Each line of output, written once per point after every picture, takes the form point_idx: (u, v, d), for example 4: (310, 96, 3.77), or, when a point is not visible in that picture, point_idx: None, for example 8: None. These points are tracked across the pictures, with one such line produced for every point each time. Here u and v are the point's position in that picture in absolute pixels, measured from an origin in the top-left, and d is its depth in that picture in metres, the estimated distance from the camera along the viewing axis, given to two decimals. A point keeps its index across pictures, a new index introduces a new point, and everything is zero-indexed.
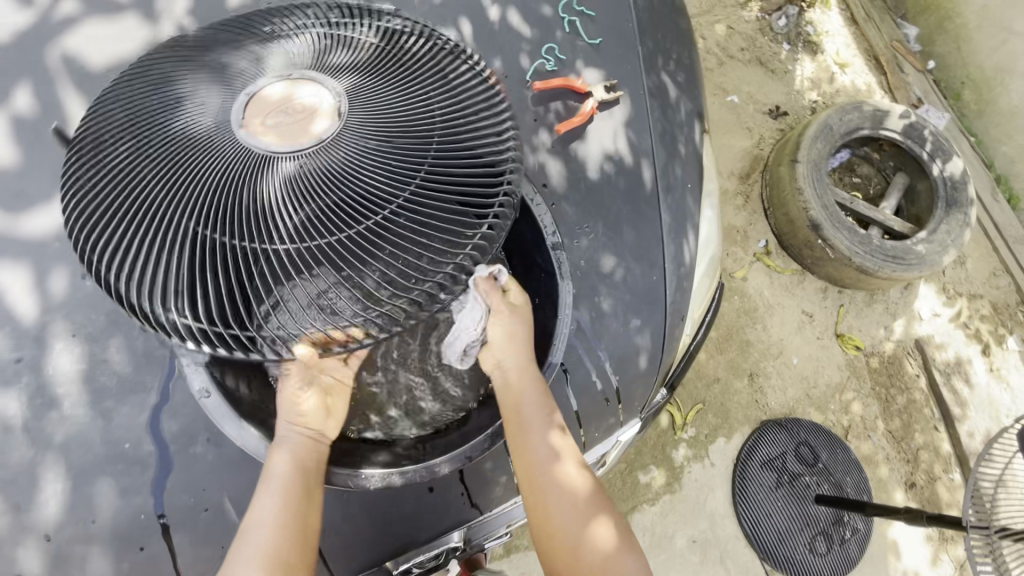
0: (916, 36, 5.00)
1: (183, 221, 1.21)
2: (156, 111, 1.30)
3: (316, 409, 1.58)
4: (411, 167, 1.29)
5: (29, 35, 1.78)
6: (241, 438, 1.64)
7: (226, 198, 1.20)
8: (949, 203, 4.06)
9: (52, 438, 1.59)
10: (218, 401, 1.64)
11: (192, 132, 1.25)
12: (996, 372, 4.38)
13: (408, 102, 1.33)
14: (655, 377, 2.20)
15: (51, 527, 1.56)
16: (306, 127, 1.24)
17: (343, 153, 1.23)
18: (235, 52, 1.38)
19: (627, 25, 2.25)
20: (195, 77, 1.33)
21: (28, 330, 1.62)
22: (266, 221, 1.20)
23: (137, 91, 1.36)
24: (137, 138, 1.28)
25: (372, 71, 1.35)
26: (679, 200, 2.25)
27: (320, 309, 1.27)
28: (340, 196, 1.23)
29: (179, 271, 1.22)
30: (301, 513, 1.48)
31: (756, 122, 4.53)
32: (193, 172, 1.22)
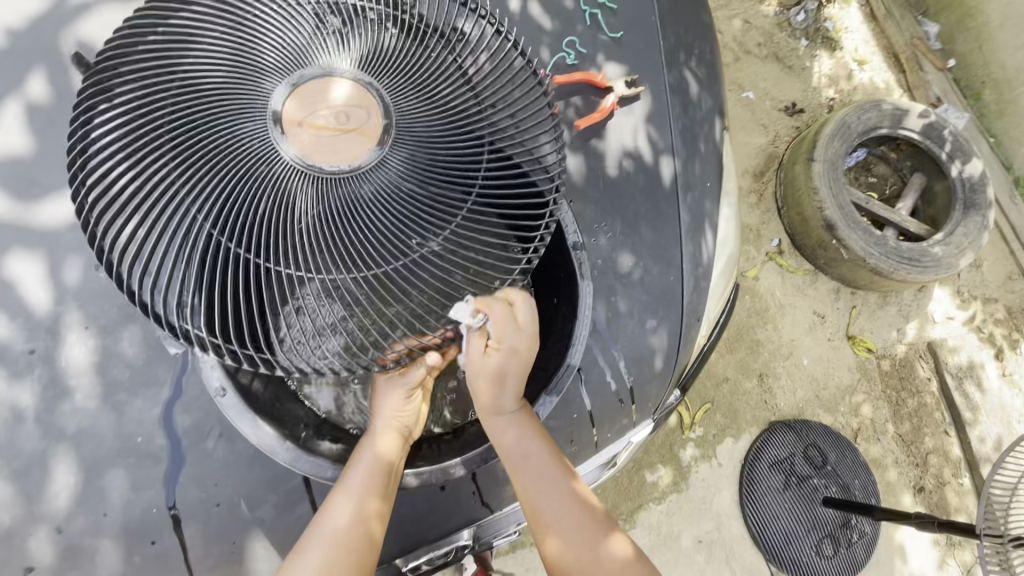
0: (937, 33, 4.89)
1: (218, 229, 1.18)
2: (183, 107, 1.21)
3: (413, 414, 1.60)
4: (459, 196, 1.28)
5: (42, 19, 1.73)
6: (255, 435, 1.59)
7: (256, 213, 1.17)
8: (967, 205, 3.99)
9: (65, 430, 1.58)
10: (234, 399, 1.59)
11: (219, 134, 1.18)
12: (1009, 377, 4.33)
13: (457, 119, 1.29)
14: (669, 378, 2.18)
15: (63, 518, 1.55)
16: (344, 138, 1.20)
17: (381, 174, 1.20)
18: (250, 25, 1.25)
19: (648, 20, 2.20)
20: (213, 57, 1.22)
21: (40, 321, 1.60)
22: (299, 239, 1.17)
23: (147, 62, 1.24)
24: (166, 141, 1.20)
25: (414, 80, 1.28)
26: (698, 199, 2.21)
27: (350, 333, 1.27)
28: (376, 219, 1.20)
29: (201, 281, 1.21)
30: (377, 510, 1.51)
31: (771, 120, 4.46)
32: (232, 189, 1.17)
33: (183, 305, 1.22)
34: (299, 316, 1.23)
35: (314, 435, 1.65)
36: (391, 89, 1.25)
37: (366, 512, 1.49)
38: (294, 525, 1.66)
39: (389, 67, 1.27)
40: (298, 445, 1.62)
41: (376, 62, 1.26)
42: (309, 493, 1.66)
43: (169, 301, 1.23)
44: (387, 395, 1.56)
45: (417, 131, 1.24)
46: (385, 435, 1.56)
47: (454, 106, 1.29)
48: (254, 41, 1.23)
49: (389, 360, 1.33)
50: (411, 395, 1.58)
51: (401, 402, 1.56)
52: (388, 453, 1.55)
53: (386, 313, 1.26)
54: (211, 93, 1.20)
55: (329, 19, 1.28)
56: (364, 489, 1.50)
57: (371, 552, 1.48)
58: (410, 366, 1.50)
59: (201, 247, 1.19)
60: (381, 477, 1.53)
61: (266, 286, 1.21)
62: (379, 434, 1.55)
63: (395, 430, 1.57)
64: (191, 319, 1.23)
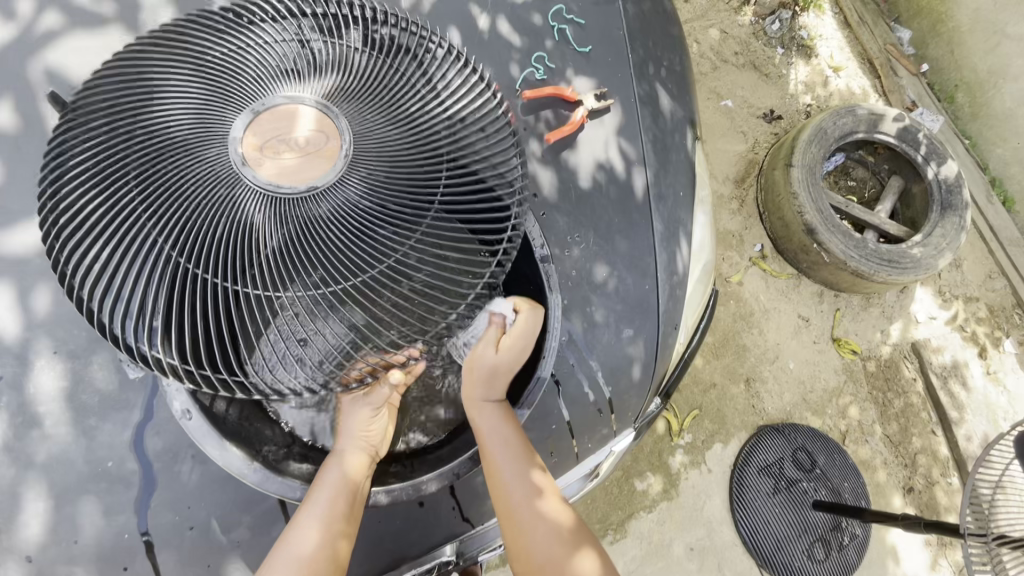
0: (910, 39, 5.01)
1: (179, 253, 1.19)
2: (147, 135, 1.22)
3: (380, 430, 1.61)
4: (421, 208, 1.28)
5: (11, 48, 1.73)
6: (223, 458, 1.60)
7: (216, 236, 1.17)
8: (945, 206, 4.05)
9: (34, 458, 1.55)
10: (201, 423, 1.59)
11: (180, 160, 1.19)
12: (994, 375, 4.38)
13: (417, 135, 1.30)
14: (648, 386, 2.20)
15: (34, 548, 1.53)
16: (303, 161, 1.21)
17: (340, 194, 1.20)
18: (217, 54, 1.28)
19: (616, 33, 2.24)
20: (178, 87, 1.24)
21: (9, 348, 1.59)
22: (259, 261, 1.17)
23: (116, 98, 1.28)
24: (128, 171, 1.22)
25: (377, 98, 1.30)
26: (671, 208, 2.24)
27: (318, 353, 1.30)
28: (337, 239, 1.20)
29: (162, 305, 1.20)
30: (342, 528, 1.50)
31: (750, 127, 4.53)
32: (191, 214, 1.17)
33: (147, 331, 1.23)
34: (262, 334, 1.24)
35: (285, 455, 1.65)
36: (357, 109, 1.27)
37: (331, 529, 1.48)
38: (268, 547, 1.64)
39: (353, 83, 1.29)
40: (266, 466, 1.62)
41: (341, 82, 1.29)
42: (284, 513, 1.65)
43: (134, 326, 1.24)
44: (354, 414, 1.56)
45: (376, 150, 1.25)
46: (352, 453, 1.56)
47: (417, 123, 1.31)
48: (220, 68, 1.26)
49: (353, 376, 1.38)
50: (378, 412, 1.60)
51: (367, 420, 1.58)
52: (356, 469, 1.55)
53: (352, 327, 1.29)
54: (171, 122, 1.22)
55: (294, 44, 1.32)
56: (330, 505, 1.50)
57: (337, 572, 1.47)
58: (376, 385, 1.52)
59: (162, 272, 1.19)
60: (345, 496, 1.52)
61: (228, 308, 1.21)
62: (344, 449, 1.56)
63: (362, 449, 1.57)
64: (154, 342, 1.24)
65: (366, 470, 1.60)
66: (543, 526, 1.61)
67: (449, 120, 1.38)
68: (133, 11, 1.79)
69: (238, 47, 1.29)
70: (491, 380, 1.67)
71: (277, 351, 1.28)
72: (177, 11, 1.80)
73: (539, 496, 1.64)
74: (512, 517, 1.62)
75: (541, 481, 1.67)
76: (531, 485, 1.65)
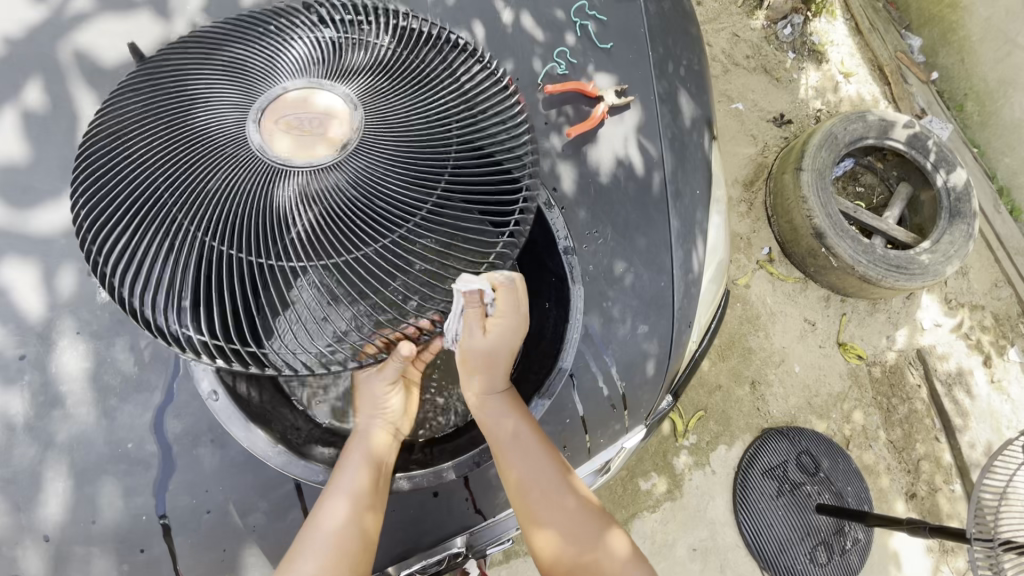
0: (920, 47, 5.01)
1: (198, 227, 1.19)
2: (175, 120, 1.25)
3: (397, 408, 1.62)
4: (431, 179, 1.28)
5: (41, 31, 1.73)
6: (248, 440, 1.59)
7: (236, 208, 1.17)
8: (953, 214, 4.06)
9: (55, 437, 1.56)
10: (227, 404, 1.60)
11: (205, 141, 1.22)
12: (998, 384, 4.39)
13: (426, 111, 1.31)
14: (661, 383, 2.20)
15: (53, 527, 1.53)
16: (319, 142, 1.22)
17: (356, 162, 1.21)
18: (251, 53, 1.33)
19: (637, 31, 2.25)
20: (211, 77, 1.30)
21: (33, 328, 1.59)
22: (285, 235, 1.18)
23: (148, 92, 1.33)
24: (153, 154, 1.24)
25: (392, 81, 1.32)
26: (688, 207, 2.25)
27: (335, 321, 1.28)
28: (352, 206, 1.20)
29: (190, 284, 1.21)
30: (371, 504, 1.51)
31: (760, 130, 4.54)
32: (212, 188, 1.19)
33: (174, 307, 1.23)
34: (287, 306, 1.25)
35: (307, 440, 1.66)
36: (372, 90, 1.29)
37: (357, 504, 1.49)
38: (285, 533, 1.64)
39: (371, 69, 1.33)
40: (291, 449, 1.62)
41: (361, 71, 1.32)
42: (301, 499, 1.65)
43: (162, 307, 1.25)
44: (369, 390, 1.58)
45: (389, 124, 1.26)
46: (372, 432, 1.58)
47: (431, 105, 1.32)
48: (247, 60, 1.32)
49: (369, 353, 1.34)
50: (393, 387, 1.60)
51: (384, 396, 1.59)
52: (378, 447, 1.57)
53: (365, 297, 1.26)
54: (197, 109, 1.25)
55: (315, 37, 1.37)
56: (357, 483, 1.50)
57: (365, 553, 1.48)
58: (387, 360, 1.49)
59: (189, 252, 1.20)
60: (371, 472, 1.54)
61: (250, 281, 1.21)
62: (363, 430, 1.58)
63: (383, 425, 1.59)
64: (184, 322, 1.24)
65: (390, 447, 1.62)
66: (569, 515, 1.64)
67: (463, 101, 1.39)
68: None
69: (264, 44, 1.35)
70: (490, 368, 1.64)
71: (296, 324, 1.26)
72: None
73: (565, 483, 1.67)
74: (536, 512, 1.63)
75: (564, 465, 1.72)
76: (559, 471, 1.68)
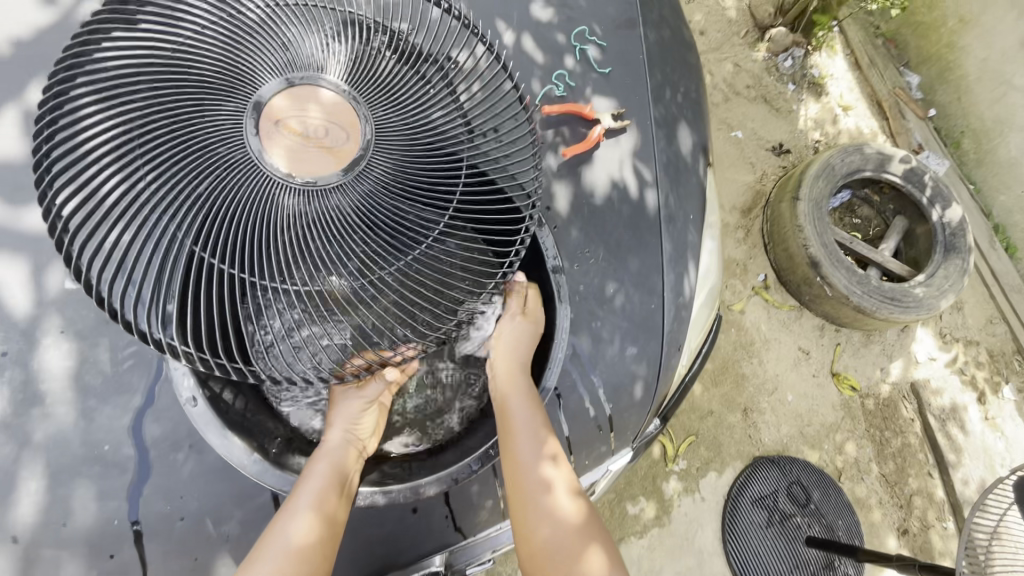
0: (918, 83, 5.10)
1: (193, 237, 1.20)
2: (169, 114, 1.22)
3: (370, 426, 1.62)
4: (436, 211, 1.31)
5: (49, 33, 1.73)
6: (226, 448, 1.57)
7: (234, 224, 1.18)
8: (948, 248, 4.09)
9: (31, 435, 1.53)
10: (206, 410, 1.57)
11: (202, 142, 1.19)
12: (992, 421, 4.37)
13: (435, 136, 1.32)
14: (649, 406, 2.19)
15: (22, 527, 1.51)
16: (316, 154, 1.21)
17: (364, 188, 1.22)
18: (246, 37, 1.26)
19: (637, 57, 2.29)
20: (205, 66, 1.24)
21: (18, 324, 1.57)
22: (278, 251, 1.19)
23: (135, 66, 1.26)
24: (144, 153, 1.21)
25: (398, 96, 1.30)
26: (681, 230, 2.26)
27: (321, 341, 1.30)
28: (355, 230, 1.22)
29: (176, 290, 1.21)
30: (333, 521, 1.49)
31: (758, 159, 4.59)
32: (210, 198, 1.19)
33: (156, 311, 1.22)
34: (268, 320, 1.24)
35: (285, 449, 1.63)
36: (382, 108, 1.28)
37: (320, 529, 1.46)
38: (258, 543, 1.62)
39: (376, 80, 1.30)
40: (267, 458, 1.59)
41: (373, 77, 1.30)
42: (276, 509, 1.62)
43: (142, 308, 1.23)
44: (344, 407, 1.56)
45: (397, 142, 1.27)
46: (338, 448, 1.55)
47: (439, 129, 1.33)
48: (244, 45, 1.25)
49: (349, 373, 1.40)
50: (369, 407, 1.60)
51: (356, 415, 1.58)
52: (344, 463, 1.55)
53: (356, 323, 1.30)
54: (193, 103, 1.21)
55: (317, 32, 1.30)
56: (315, 499, 1.48)
57: (323, 565, 1.44)
58: (369, 381, 1.56)
59: (178, 260, 1.20)
60: (335, 490, 1.51)
61: (240, 295, 1.23)
62: (332, 445, 1.55)
63: (351, 445, 1.57)
64: (162, 326, 1.24)
65: (355, 463, 1.59)
66: (557, 517, 1.63)
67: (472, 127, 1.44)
68: None
69: (258, 30, 1.27)
70: (516, 348, 1.77)
71: (280, 340, 1.28)
72: None
73: (556, 493, 1.66)
74: (538, 519, 1.62)
75: (556, 477, 1.68)
76: (548, 481, 1.66)
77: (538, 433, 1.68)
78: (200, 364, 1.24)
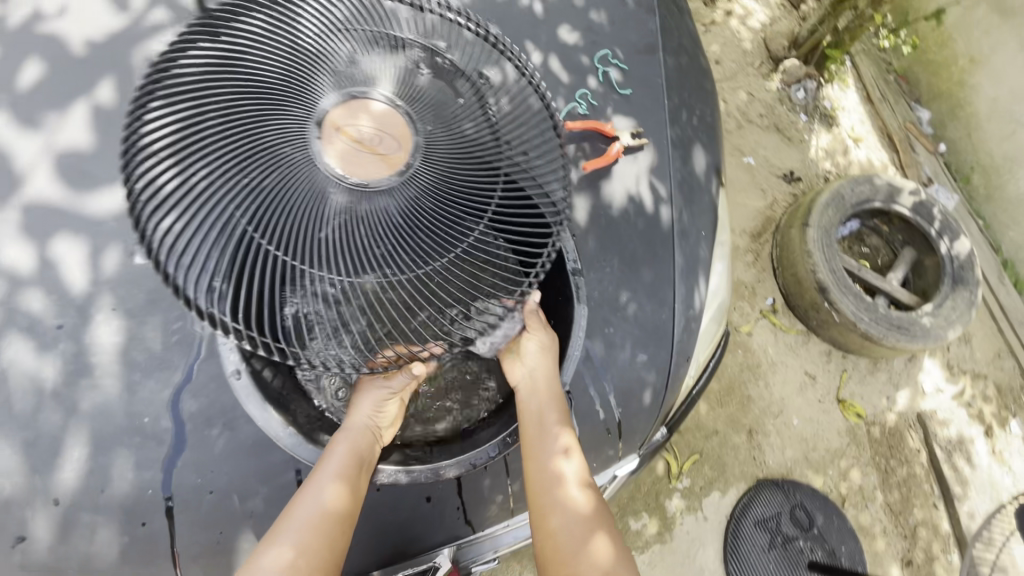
0: (929, 119, 5.23)
1: (252, 225, 1.31)
2: (240, 112, 1.33)
3: (391, 415, 1.72)
4: (473, 219, 1.43)
5: (120, 37, 1.90)
6: (264, 419, 1.67)
7: (291, 217, 1.30)
8: (956, 280, 4.15)
9: (78, 404, 1.64)
10: (248, 383, 1.67)
11: (270, 141, 1.32)
12: (999, 456, 4.36)
13: (477, 152, 1.45)
14: (657, 414, 2.26)
15: (64, 491, 1.61)
16: (370, 157, 1.33)
17: (411, 194, 1.34)
18: (315, 51, 1.39)
19: (656, 81, 2.43)
20: (276, 73, 1.37)
21: (74, 300, 1.69)
22: (329, 244, 1.30)
23: (207, 66, 1.37)
24: (214, 144, 1.33)
25: (446, 116, 1.45)
26: (693, 245, 2.37)
27: (359, 330, 1.40)
28: (400, 231, 1.34)
29: (232, 272, 1.32)
30: (349, 498, 1.57)
31: (769, 185, 4.70)
32: (273, 192, 1.30)
33: (213, 289, 1.33)
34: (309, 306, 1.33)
35: (317, 426, 1.73)
36: (431, 124, 1.42)
37: (336, 507, 1.54)
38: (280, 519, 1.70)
39: (427, 100, 1.44)
40: (301, 432, 1.69)
41: (425, 97, 1.44)
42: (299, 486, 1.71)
43: (199, 285, 1.33)
44: (370, 395, 1.67)
45: (444, 156, 1.40)
46: (358, 431, 1.64)
47: (481, 146, 1.46)
48: (314, 58, 1.39)
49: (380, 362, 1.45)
50: (391, 398, 1.69)
51: (378, 404, 1.67)
52: (360, 444, 1.63)
53: (392, 316, 1.40)
54: (265, 105, 1.34)
55: (378, 51, 1.44)
56: (335, 476, 1.57)
57: (339, 538, 1.53)
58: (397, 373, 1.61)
59: (237, 245, 1.31)
60: (352, 469, 1.60)
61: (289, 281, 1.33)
62: (354, 427, 1.64)
63: (369, 428, 1.66)
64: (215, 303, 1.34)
65: (371, 447, 1.67)
66: (569, 509, 1.69)
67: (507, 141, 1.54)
68: None
69: (327, 44, 1.40)
70: (543, 355, 1.87)
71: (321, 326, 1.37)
72: None
73: (568, 486, 1.73)
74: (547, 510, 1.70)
75: (569, 469, 1.76)
76: (560, 474, 1.74)
77: (551, 429, 1.79)
78: (246, 342, 1.34)
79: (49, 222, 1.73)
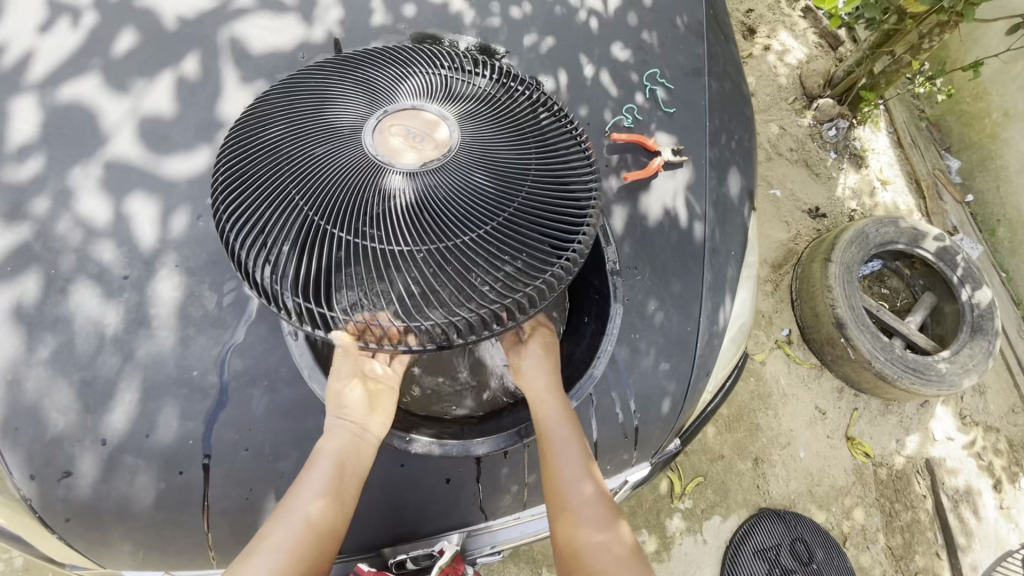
0: (958, 168, 5.26)
1: (306, 202, 1.42)
2: (310, 113, 1.53)
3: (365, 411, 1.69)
4: (505, 200, 1.47)
5: (207, 16, 2.04)
6: (314, 379, 1.78)
7: (340, 191, 1.40)
8: (975, 329, 4.16)
9: (135, 352, 1.74)
10: (303, 344, 1.79)
11: (332, 132, 1.48)
12: (1007, 511, 4.31)
13: (512, 146, 1.54)
14: (674, 424, 2.31)
15: (112, 432, 1.70)
16: (406, 148, 1.46)
17: (445, 174, 1.43)
18: (382, 72, 1.62)
19: (699, 102, 2.52)
20: (347, 85, 1.59)
21: (142, 254, 1.80)
22: (370, 216, 1.38)
23: (290, 87, 1.63)
24: (284, 139, 1.50)
25: (489, 118, 1.57)
26: (722, 264, 2.43)
27: (390, 299, 1.40)
28: (435, 206, 1.41)
29: (285, 244, 1.42)
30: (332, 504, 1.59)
31: (794, 218, 4.75)
32: (327, 172, 1.42)
33: (267, 260, 1.43)
34: (344, 279, 1.39)
35: None
36: (474, 121, 1.55)
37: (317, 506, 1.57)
38: None
39: (473, 105, 1.59)
40: None
41: (472, 102, 1.59)
42: None
43: (255, 257, 1.44)
44: (345, 396, 1.67)
45: (480, 147, 1.50)
46: (338, 437, 1.66)
47: (516, 141, 1.55)
48: (379, 75, 1.61)
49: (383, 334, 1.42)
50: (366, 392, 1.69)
51: (358, 402, 1.68)
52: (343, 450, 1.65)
53: (422, 286, 1.40)
54: (332, 108, 1.54)
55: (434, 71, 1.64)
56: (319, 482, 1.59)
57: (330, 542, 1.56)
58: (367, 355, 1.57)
59: (292, 218, 1.42)
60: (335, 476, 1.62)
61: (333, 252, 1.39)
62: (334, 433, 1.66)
63: (349, 429, 1.67)
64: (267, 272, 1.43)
65: (357, 452, 1.68)
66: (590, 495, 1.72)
67: (539, 142, 1.59)
68: (310, 6, 2.13)
69: (390, 67, 1.63)
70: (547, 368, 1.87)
71: (356, 295, 1.40)
72: (344, 13, 2.14)
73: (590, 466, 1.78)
74: (559, 493, 1.73)
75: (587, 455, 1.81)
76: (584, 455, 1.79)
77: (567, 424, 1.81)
78: (288, 307, 1.40)
79: (126, 180, 1.85)
